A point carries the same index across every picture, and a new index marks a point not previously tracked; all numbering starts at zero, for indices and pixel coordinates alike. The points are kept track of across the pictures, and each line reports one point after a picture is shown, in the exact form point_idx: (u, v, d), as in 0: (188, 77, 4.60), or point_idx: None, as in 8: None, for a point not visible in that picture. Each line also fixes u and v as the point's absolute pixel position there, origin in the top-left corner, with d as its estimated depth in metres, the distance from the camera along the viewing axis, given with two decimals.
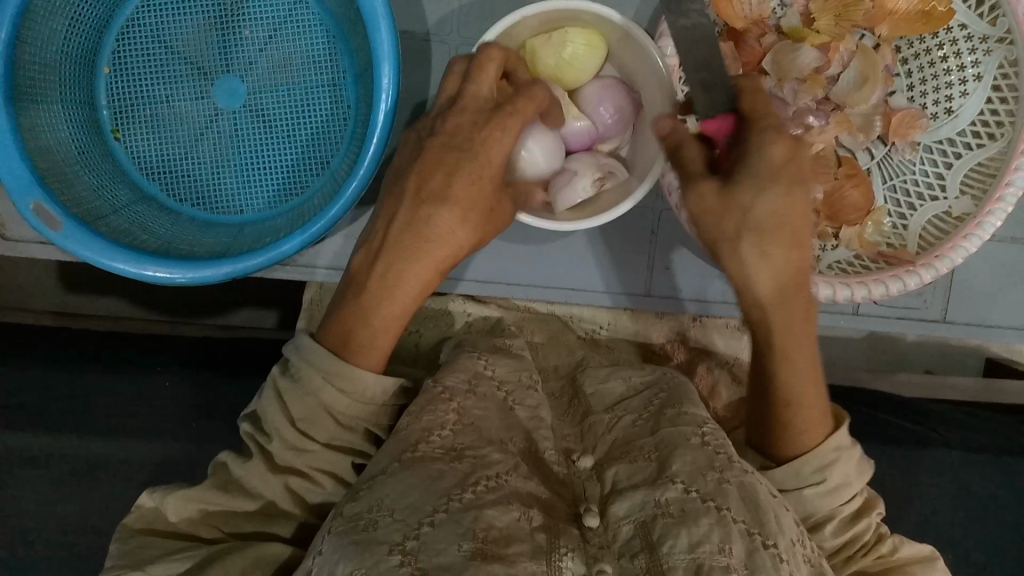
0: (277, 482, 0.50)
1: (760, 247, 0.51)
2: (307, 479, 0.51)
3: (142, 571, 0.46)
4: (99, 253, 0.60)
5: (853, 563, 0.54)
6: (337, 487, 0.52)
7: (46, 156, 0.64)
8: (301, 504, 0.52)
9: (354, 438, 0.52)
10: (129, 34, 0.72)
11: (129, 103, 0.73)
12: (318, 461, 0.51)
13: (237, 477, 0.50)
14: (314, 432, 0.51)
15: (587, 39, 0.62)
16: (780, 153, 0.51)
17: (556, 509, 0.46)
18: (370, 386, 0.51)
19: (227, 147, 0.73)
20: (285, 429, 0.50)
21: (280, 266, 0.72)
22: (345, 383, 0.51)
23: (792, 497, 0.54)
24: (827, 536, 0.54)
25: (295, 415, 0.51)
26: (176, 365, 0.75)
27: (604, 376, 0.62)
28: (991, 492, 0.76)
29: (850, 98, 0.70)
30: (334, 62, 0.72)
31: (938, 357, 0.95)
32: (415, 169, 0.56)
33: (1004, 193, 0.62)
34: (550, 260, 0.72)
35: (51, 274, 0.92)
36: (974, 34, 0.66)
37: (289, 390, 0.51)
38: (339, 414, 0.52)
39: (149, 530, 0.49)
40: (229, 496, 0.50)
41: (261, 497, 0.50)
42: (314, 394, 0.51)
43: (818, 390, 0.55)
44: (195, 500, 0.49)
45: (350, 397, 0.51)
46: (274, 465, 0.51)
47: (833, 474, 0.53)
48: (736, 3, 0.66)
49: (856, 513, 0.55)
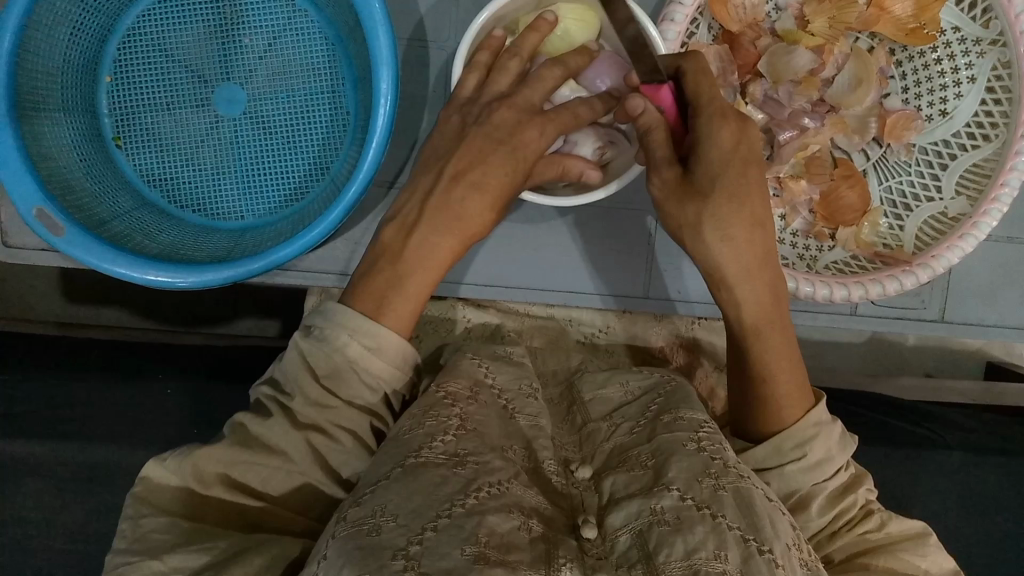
0: (299, 437, 0.48)
1: (721, 230, 0.53)
2: (327, 437, 0.49)
3: (158, 561, 0.44)
4: (101, 258, 0.61)
5: (837, 538, 0.52)
6: (357, 446, 0.50)
7: (49, 164, 0.65)
8: (322, 466, 0.50)
9: (374, 399, 0.51)
10: (131, 44, 0.73)
11: (131, 111, 0.74)
12: (338, 417, 0.50)
13: (258, 435, 0.49)
14: (338, 389, 0.50)
15: (576, 14, 0.63)
16: (727, 137, 0.52)
17: (556, 521, 0.46)
18: (394, 347, 0.51)
19: (227, 154, 0.74)
20: (308, 384, 0.49)
21: (282, 272, 0.73)
22: (372, 341, 0.50)
23: (775, 476, 0.53)
24: (813, 515, 0.52)
25: (319, 372, 0.50)
26: (177, 373, 0.77)
27: (602, 381, 0.62)
28: (993, 493, 0.76)
29: (846, 99, 0.70)
30: (334, 70, 0.73)
31: (938, 360, 0.95)
32: (433, 170, 0.57)
33: (1001, 192, 0.63)
34: (547, 262, 0.73)
35: (53, 285, 0.93)
36: (968, 37, 0.67)
37: (312, 349, 0.50)
38: (365, 373, 0.50)
39: (161, 510, 0.46)
40: (251, 454, 0.48)
41: (283, 455, 0.48)
42: (340, 351, 0.50)
43: (796, 365, 0.56)
44: (216, 460, 0.47)
45: (376, 355, 0.50)
46: (295, 421, 0.49)
47: (813, 449, 0.52)
48: (730, 7, 0.66)
49: (842, 488, 0.53)
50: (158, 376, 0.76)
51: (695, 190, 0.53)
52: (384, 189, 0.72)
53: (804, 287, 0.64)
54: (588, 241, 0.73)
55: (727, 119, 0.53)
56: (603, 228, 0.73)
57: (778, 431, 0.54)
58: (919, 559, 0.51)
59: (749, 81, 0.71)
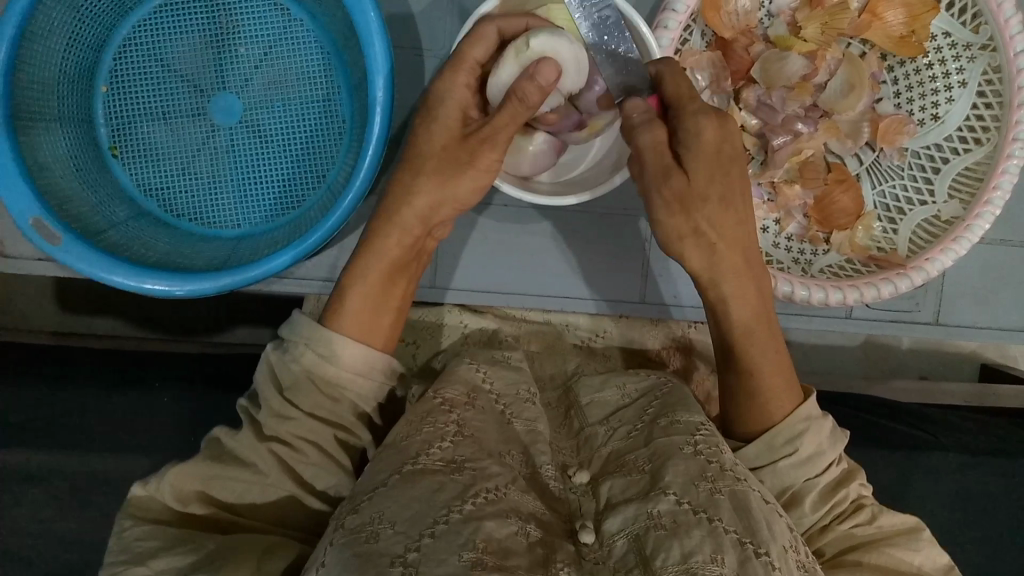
0: (264, 449, 0.49)
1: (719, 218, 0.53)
2: (291, 449, 0.50)
3: (144, 566, 0.44)
4: (97, 266, 0.61)
5: (829, 532, 0.52)
6: (323, 459, 0.51)
7: (45, 173, 0.65)
8: (296, 479, 0.50)
9: (339, 410, 0.52)
10: (126, 53, 0.73)
11: (127, 120, 0.74)
12: (301, 429, 0.50)
13: (230, 449, 0.49)
14: (298, 400, 0.50)
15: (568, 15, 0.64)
16: (710, 136, 0.53)
17: (554, 526, 0.46)
18: (350, 353, 0.52)
19: (223, 161, 0.74)
20: (272, 397, 0.50)
21: (278, 280, 0.73)
22: (327, 348, 0.52)
23: (768, 472, 0.53)
24: (806, 512, 0.52)
25: (282, 383, 0.51)
26: (172, 381, 0.75)
27: (598, 386, 0.62)
28: (991, 494, 0.76)
29: (838, 104, 0.70)
30: (329, 78, 0.74)
31: (934, 363, 0.96)
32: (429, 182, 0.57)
33: (992, 195, 0.64)
34: (542, 267, 0.73)
35: (48, 297, 0.93)
36: (958, 42, 0.68)
37: (277, 362, 0.52)
38: (324, 383, 0.51)
39: (145, 520, 0.47)
40: (224, 468, 0.48)
41: (255, 468, 0.49)
42: (298, 362, 0.51)
43: (782, 361, 0.57)
44: (191, 478, 0.48)
45: (332, 362, 0.52)
46: (260, 434, 0.50)
47: (804, 444, 0.53)
48: (724, 14, 0.67)
49: (834, 484, 0.54)
50: (154, 386, 0.74)
51: (692, 199, 0.54)
52: (380, 197, 0.73)
53: (799, 291, 0.64)
54: (583, 247, 0.73)
55: (708, 115, 0.53)
56: (596, 235, 0.74)
57: (769, 426, 0.55)
58: (912, 555, 0.51)
59: (742, 87, 0.70)
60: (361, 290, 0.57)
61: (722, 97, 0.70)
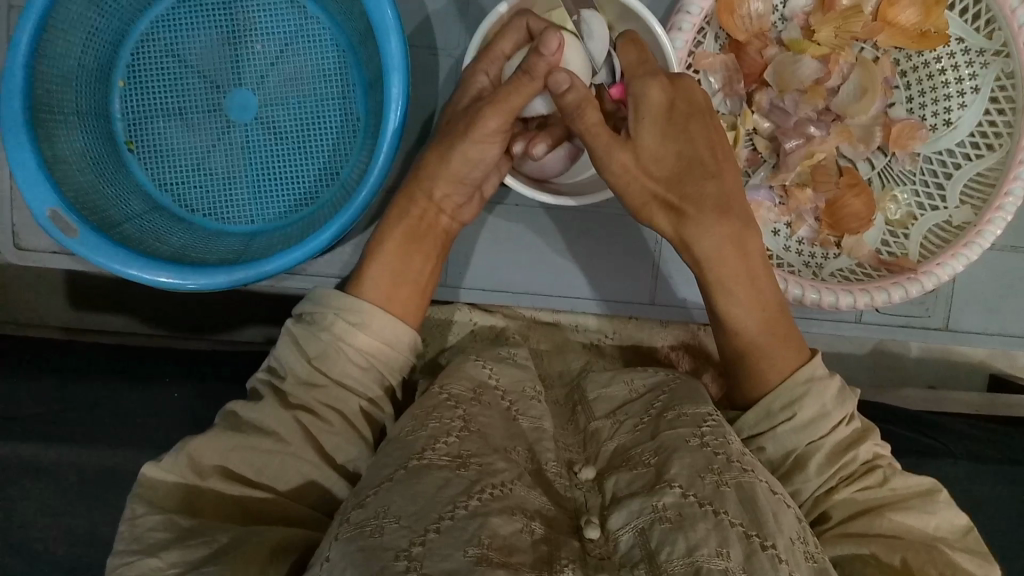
0: (288, 417, 0.51)
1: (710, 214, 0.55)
2: (316, 416, 0.52)
3: (156, 558, 0.43)
4: (113, 259, 0.62)
5: (835, 493, 0.52)
6: (345, 427, 0.53)
7: (63, 165, 0.66)
8: (319, 450, 0.51)
9: (366, 380, 0.55)
10: (144, 49, 0.74)
11: (144, 115, 0.75)
12: (328, 396, 0.53)
13: (250, 420, 0.51)
14: (327, 368, 0.54)
15: None
16: (655, 99, 0.56)
17: (558, 521, 0.46)
18: (377, 321, 0.56)
19: (238, 157, 0.75)
20: (300, 365, 0.54)
21: (291, 274, 0.74)
22: (356, 318, 0.55)
23: (767, 438, 0.54)
24: (809, 476, 0.52)
25: (310, 353, 0.54)
26: (183, 377, 0.76)
27: (606, 381, 0.62)
28: (1005, 502, 0.74)
29: (850, 109, 0.70)
30: (345, 76, 0.74)
31: (942, 372, 0.96)
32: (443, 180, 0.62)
33: (1004, 201, 0.64)
34: (551, 269, 0.74)
35: (60, 293, 0.94)
36: (971, 48, 0.68)
37: (304, 335, 0.55)
38: (353, 353, 0.55)
39: (157, 507, 0.46)
40: (245, 435, 0.50)
41: (275, 436, 0.50)
42: (328, 330, 0.55)
43: (781, 320, 0.58)
44: (212, 450, 0.48)
45: (361, 329, 0.55)
46: (285, 403, 0.52)
47: (802, 409, 0.53)
48: (737, 18, 0.67)
49: (844, 445, 0.53)
50: (165, 381, 0.75)
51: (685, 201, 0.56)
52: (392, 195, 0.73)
53: (810, 294, 0.65)
54: (589, 247, 0.74)
55: (655, 78, 0.56)
56: (608, 236, 0.74)
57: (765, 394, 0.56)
58: (927, 519, 0.50)
59: (755, 90, 0.71)
60: (377, 269, 0.60)
61: (734, 100, 0.71)
